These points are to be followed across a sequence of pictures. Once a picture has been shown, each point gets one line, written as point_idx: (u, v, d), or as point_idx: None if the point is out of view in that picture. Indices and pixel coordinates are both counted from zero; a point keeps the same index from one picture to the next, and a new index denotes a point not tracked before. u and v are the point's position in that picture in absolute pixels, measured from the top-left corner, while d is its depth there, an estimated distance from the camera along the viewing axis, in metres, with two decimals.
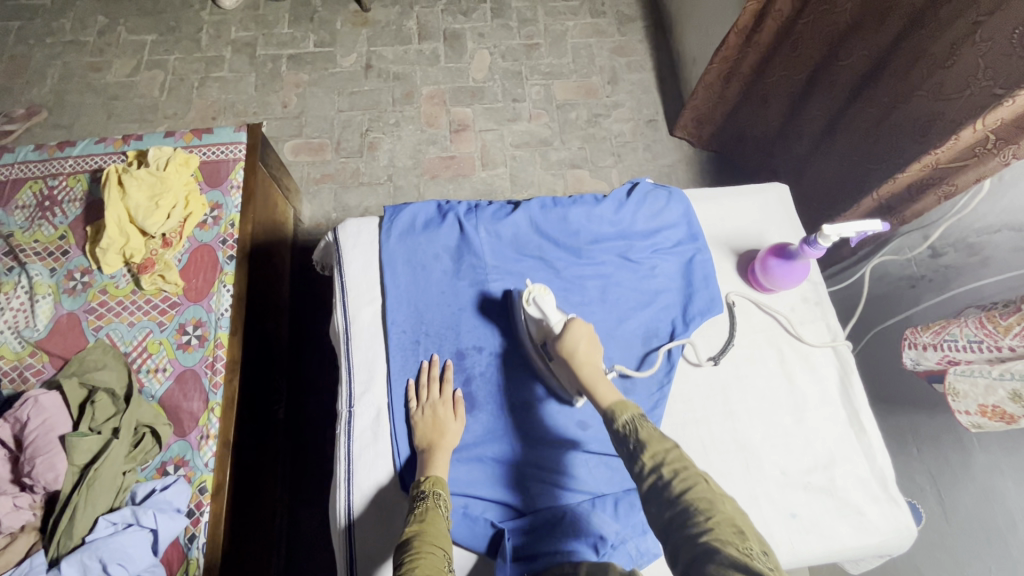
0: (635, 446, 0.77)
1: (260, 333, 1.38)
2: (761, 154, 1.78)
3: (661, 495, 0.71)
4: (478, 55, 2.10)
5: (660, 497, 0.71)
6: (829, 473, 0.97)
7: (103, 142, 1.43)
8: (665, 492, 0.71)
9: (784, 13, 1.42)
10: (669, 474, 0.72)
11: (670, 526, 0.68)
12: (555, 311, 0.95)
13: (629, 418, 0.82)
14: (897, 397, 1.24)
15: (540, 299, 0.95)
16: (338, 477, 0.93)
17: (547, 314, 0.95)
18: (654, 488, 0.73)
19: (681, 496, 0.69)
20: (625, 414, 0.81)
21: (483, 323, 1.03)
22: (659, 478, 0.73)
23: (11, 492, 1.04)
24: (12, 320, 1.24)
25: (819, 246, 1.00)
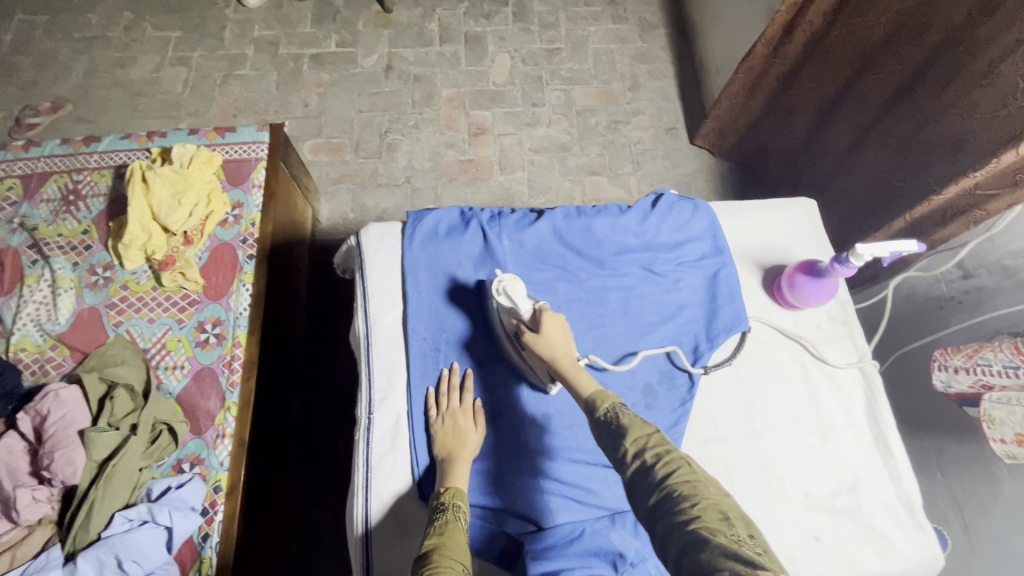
0: (616, 432, 0.75)
1: (277, 334, 1.39)
2: (784, 165, 1.76)
3: (646, 482, 0.69)
4: (499, 58, 2.10)
5: (645, 482, 0.69)
6: (854, 496, 0.95)
7: (128, 138, 1.44)
8: (649, 476, 0.69)
9: (814, 24, 1.40)
10: (652, 459, 0.70)
11: (657, 510, 0.65)
12: (525, 298, 0.95)
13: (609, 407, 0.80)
14: (924, 419, 1.21)
15: (511, 287, 0.95)
16: (356, 484, 0.92)
17: (518, 302, 0.94)
18: (639, 474, 0.70)
19: (666, 481, 0.67)
20: (606, 403, 0.80)
21: (477, 340, 1.02)
22: (643, 464, 0.71)
23: (30, 485, 1.05)
24: (35, 313, 1.25)
25: (851, 265, 0.98)
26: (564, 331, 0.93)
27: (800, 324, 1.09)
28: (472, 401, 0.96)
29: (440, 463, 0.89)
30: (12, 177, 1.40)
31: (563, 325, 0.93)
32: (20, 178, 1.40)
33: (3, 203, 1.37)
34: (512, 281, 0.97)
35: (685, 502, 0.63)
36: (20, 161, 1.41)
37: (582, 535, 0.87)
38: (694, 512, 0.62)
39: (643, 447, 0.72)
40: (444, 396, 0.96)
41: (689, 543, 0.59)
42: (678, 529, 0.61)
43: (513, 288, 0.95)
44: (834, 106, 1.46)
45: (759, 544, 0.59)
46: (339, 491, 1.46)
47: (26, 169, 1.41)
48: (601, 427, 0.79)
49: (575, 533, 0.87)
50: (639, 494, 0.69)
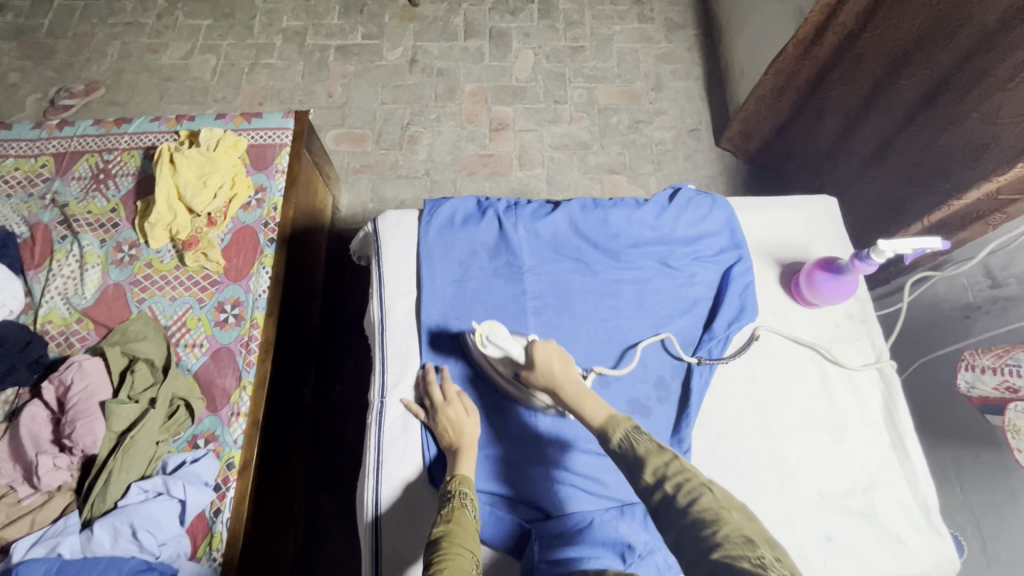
0: (636, 462, 0.73)
1: (294, 316, 1.41)
2: (808, 171, 1.73)
3: (671, 513, 0.67)
4: (523, 55, 2.10)
5: (671, 513, 0.67)
6: (869, 497, 0.93)
7: (158, 121, 1.48)
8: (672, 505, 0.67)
9: (847, 26, 1.38)
10: (672, 489, 0.68)
11: (684, 537, 0.64)
12: (513, 342, 0.92)
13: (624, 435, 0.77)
14: (945, 430, 1.18)
15: (494, 336, 0.92)
16: (367, 466, 0.93)
17: (508, 349, 0.92)
18: (663, 503, 0.68)
19: (689, 508, 0.65)
20: (619, 432, 0.77)
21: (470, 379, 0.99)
22: (664, 495, 0.69)
23: (51, 452, 1.08)
24: (62, 287, 1.28)
25: (871, 262, 0.96)
26: (561, 356, 0.88)
27: (818, 324, 1.07)
28: (451, 385, 0.96)
29: (450, 451, 0.90)
30: (46, 155, 1.44)
31: (553, 347, 0.89)
32: (53, 156, 1.44)
33: (37, 179, 1.41)
34: (492, 327, 0.94)
35: (708, 529, 0.62)
36: (54, 140, 1.46)
37: (589, 525, 0.86)
38: (717, 541, 0.61)
39: (662, 476, 0.70)
40: (433, 382, 0.96)
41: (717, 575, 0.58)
42: (704, 559, 0.60)
43: (498, 335, 0.92)
44: (862, 111, 1.44)
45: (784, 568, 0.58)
46: (349, 476, 1.48)
47: (59, 147, 1.45)
48: (618, 457, 0.76)
49: (582, 524, 0.86)
50: (663, 525, 0.67)
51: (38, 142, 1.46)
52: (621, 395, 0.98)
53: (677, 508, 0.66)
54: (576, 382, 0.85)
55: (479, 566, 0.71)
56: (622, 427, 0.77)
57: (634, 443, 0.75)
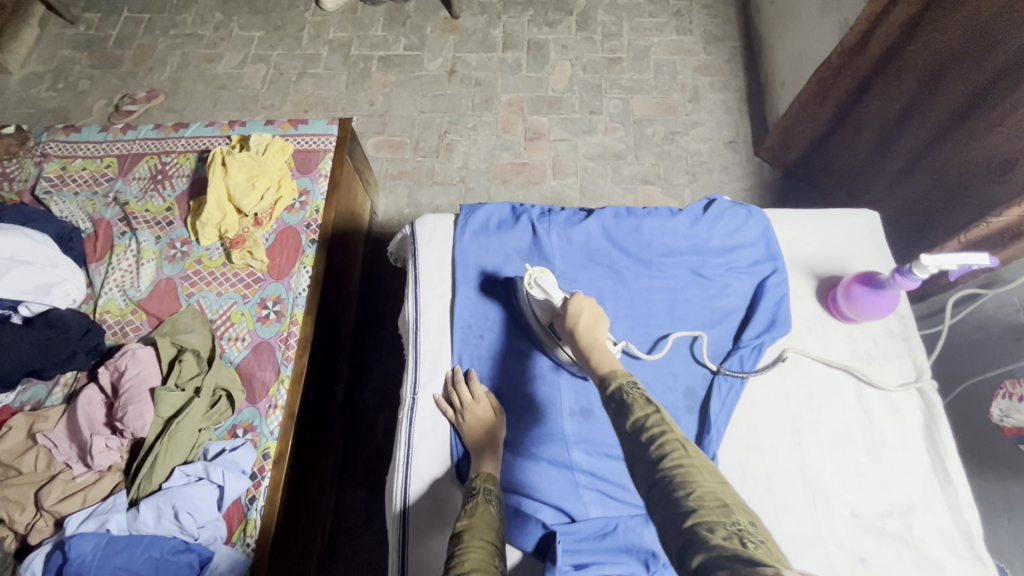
0: (619, 413, 0.70)
1: (331, 315, 1.46)
2: (846, 186, 1.70)
3: (646, 467, 0.65)
4: (560, 66, 2.13)
5: (645, 467, 0.65)
6: (907, 520, 0.90)
7: (212, 126, 1.56)
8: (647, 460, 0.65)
9: (890, 36, 1.34)
10: (649, 442, 0.66)
11: (656, 493, 0.62)
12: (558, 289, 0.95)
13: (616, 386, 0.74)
14: (994, 463, 1.11)
15: (543, 279, 0.96)
16: (397, 461, 0.96)
17: (550, 294, 0.95)
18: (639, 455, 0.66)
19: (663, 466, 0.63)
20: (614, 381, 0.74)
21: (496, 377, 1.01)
22: (641, 447, 0.67)
23: (104, 434, 1.14)
24: (120, 280, 1.37)
25: (914, 276, 0.93)
26: (596, 313, 0.89)
27: (856, 340, 1.05)
28: (480, 387, 0.97)
29: (476, 449, 0.90)
30: (111, 156, 1.54)
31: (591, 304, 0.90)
32: (116, 157, 1.54)
33: (101, 179, 1.52)
34: (543, 273, 0.98)
35: (681, 490, 0.61)
36: (118, 142, 1.56)
37: (613, 530, 0.87)
38: (691, 505, 0.59)
39: (642, 429, 0.67)
40: (461, 383, 0.98)
41: (686, 542, 0.57)
42: (676, 523, 0.59)
43: (545, 279, 0.96)
44: (898, 126, 1.41)
45: (758, 536, 0.56)
46: (375, 474, 1.51)
47: (123, 149, 1.55)
48: (608, 404, 0.74)
49: (606, 529, 0.87)
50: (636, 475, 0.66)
51: (103, 144, 1.56)
52: None
53: (651, 462, 0.64)
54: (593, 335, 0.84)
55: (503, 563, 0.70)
56: (618, 379, 0.75)
57: (624, 395, 0.72)
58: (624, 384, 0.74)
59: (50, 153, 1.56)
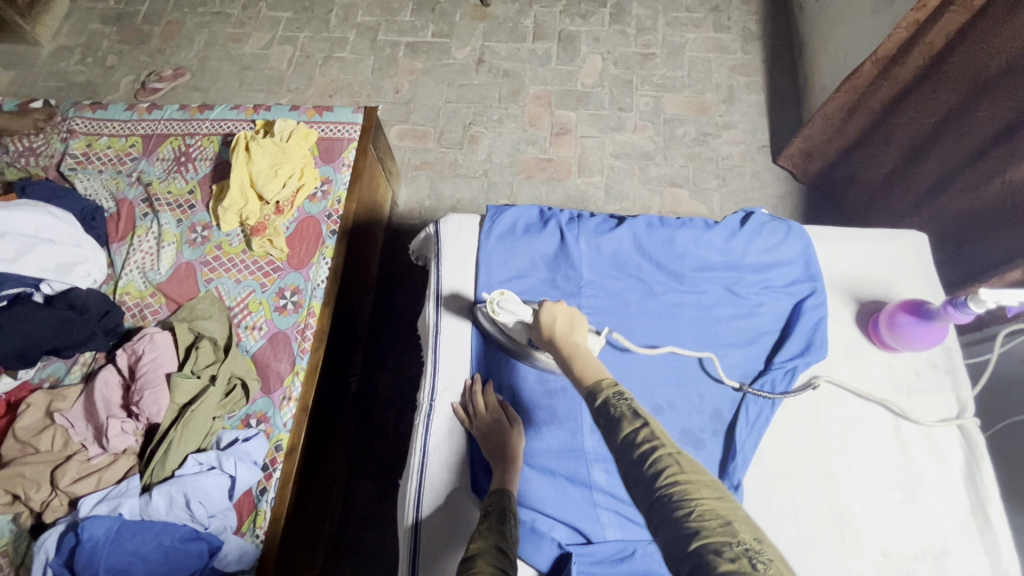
0: (611, 425, 0.67)
1: (348, 307, 1.44)
2: (862, 206, 1.67)
3: (642, 485, 0.62)
4: (591, 59, 2.07)
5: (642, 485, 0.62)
6: (940, 564, 0.86)
7: (236, 109, 1.54)
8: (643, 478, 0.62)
9: (935, 45, 1.27)
10: (640, 458, 0.63)
11: (656, 509, 0.60)
12: (522, 307, 0.91)
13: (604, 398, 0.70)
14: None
15: (505, 302, 0.92)
16: (411, 468, 0.94)
17: (518, 314, 0.91)
18: (635, 474, 0.63)
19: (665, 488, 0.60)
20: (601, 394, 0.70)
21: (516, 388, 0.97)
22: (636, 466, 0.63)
23: (119, 417, 1.15)
24: (141, 261, 1.36)
25: (968, 310, 0.88)
26: (569, 316, 0.85)
27: (896, 370, 1.00)
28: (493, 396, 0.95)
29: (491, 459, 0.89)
30: (135, 136, 1.54)
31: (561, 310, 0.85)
32: (141, 137, 1.53)
33: (126, 158, 1.51)
34: (503, 296, 0.94)
35: (682, 511, 0.58)
36: (144, 122, 1.55)
37: (631, 555, 0.84)
38: (694, 526, 0.57)
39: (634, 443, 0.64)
40: (478, 392, 0.96)
41: (695, 567, 0.55)
42: (680, 549, 0.57)
43: (508, 301, 0.92)
44: (933, 139, 1.36)
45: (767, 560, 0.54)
46: (386, 469, 1.51)
47: (148, 129, 1.54)
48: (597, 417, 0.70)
49: (624, 554, 0.84)
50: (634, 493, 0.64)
51: (129, 123, 1.56)
52: (673, 423, 0.94)
53: (647, 481, 0.62)
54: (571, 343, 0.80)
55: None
56: (602, 390, 0.71)
57: (612, 409, 0.68)
58: (611, 396, 0.70)
59: (76, 129, 1.56)
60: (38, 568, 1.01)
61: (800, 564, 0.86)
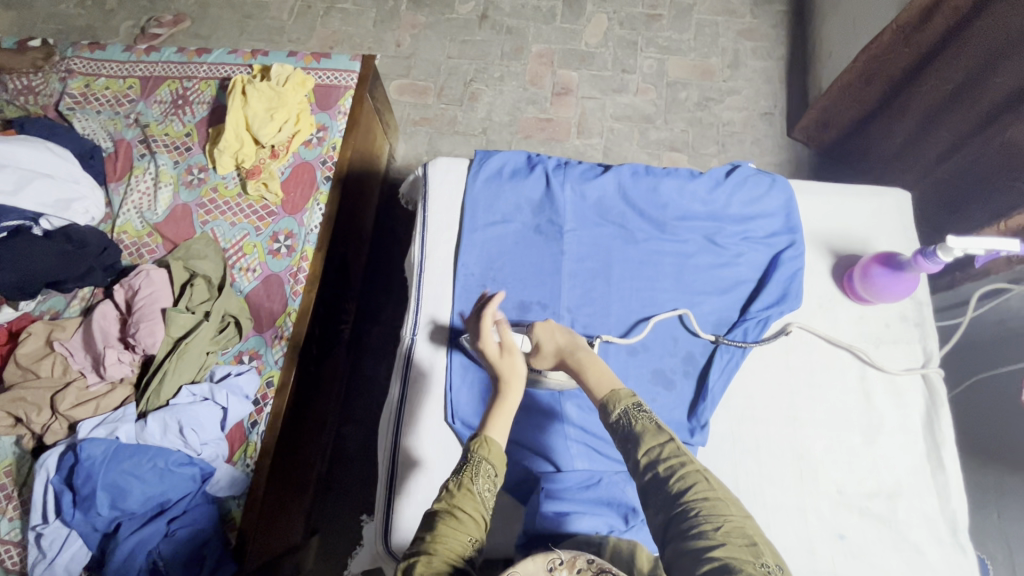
0: (632, 439, 0.70)
1: (341, 255, 1.47)
2: (882, 171, 1.64)
3: (662, 495, 0.65)
4: (596, 19, 2.04)
5: (662, 495, 0.65)
6: (892, 503, 0.90)
7: (234, 54, 1.54)
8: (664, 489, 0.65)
9: (958, 10, 1.21)
10: (665, 472, 0.66)
11: (673, 521, 0.63)
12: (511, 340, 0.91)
13: (621, 412, 0.73)
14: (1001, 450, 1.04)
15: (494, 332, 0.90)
16: (392, 395, 0.99)
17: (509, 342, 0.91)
18: (656, 487, 0.66)
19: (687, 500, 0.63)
20: (619, 407, 0.73)
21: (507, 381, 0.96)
22: (656, 476, 0.67)
23: (116, 348, 1.18)
24: (138, 202, 1.38)
25: (937, 259, 0.90)
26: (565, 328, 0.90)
27: (867, 322, 1.02)
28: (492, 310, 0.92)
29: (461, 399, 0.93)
30: (133, 77, 1.54)
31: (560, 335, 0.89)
32: (139, 79, 1.53)
33: (123, 99, 1.51)
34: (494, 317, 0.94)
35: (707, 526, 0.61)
36: (142, 64, 1.55)
37: (597, 482, 0.88)
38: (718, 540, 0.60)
39: (654, 456, 0.68)
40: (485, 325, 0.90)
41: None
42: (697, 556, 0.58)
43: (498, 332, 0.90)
44: (946, 106, 1.33)
45: None
46: (375, 414, 1.56)
47: (145, 71, 1.54)
48: (614, 432, 0.73)
49: (591, 481, 0.88)
50: (653, 508, 0.66)
51: (127, 65, 1.55)
52: (646, 365, 0.97)
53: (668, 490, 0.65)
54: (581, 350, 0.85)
55: (477, 550, 0.66)
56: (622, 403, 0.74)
57: (633, 422, 0.72)
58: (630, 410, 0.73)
59: (74, 69, 1.56)
60: (40, 485, 1.06)
61: (757, 497, 0.90)
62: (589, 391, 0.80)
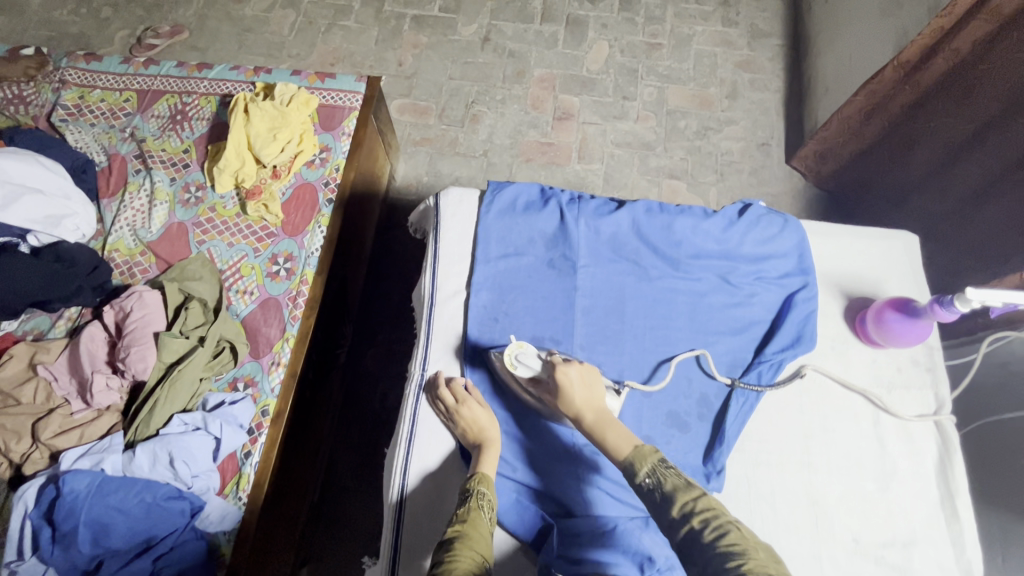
0: (663, 498, 0.74)
1: (340, 279, 1.44)
2: (890, 203, 1.65)
3: (697, 546, 0.68)
4: (597, 45, 2.06)
5: (699, 552, 0.67)
6: (908, 552, 0.89)
7: (236, 70, 1.52)
8: (699, 539, 0.68)
9: (960, 52, 1.29)
10: (700, 524, 0.69)
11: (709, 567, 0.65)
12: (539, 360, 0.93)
13: (649, 470, 0.77)
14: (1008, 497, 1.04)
15: (522, 355, 0.93)
16: (400, 435, 0.96)
17: (535, 368, 0.93)
18: (689, 539, 0.69)
19: (716, 543, 0.67)
20: (646, 466, 0.77)
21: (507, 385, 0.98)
22: (692, 529, 0.70)
23: (104, 373, 1.13)
24: (131, 219, 1.34)
25: (953, 309, 0.90)
26: (582, 374, 0.89)
27: (879, 366, 1.03)
28: (460, 380, 0.96)
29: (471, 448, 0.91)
30: (130, 91, 1.50)
31: (574, 372, 0.88)
32: (136, 92, 1.50)
33: (119, 112, 1.47)
34: (521, 347, 0.94)
35: (731, 561, 0.64)
36: (140, 77, 1.51)
37: (612, 529, 0.85)
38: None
39: (689, 511, 0.71)
40: (445, 387, 0.96)
41: None
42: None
43: (525, 354, 0.93)
44: (968, 146, 1.36)
45: None
46: (369, 440, 1.51)
47: (143, 84, 1.50)
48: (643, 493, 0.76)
49: (604, 528, 0.86)
50: (689, 559, 0.69)
51: (124, 77, 1.52)
52: (661, 406, 0.96)
53: (704, 543, 0.67)
54: (597, 410, 0.86)
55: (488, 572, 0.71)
56: (649, 460, 0.78)
57: (662, 478, 0.76)
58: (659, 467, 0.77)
59: (68, 79, 1.51)
60: (17, 519, 1.00)
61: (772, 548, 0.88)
62: (609, 451, 0.83)
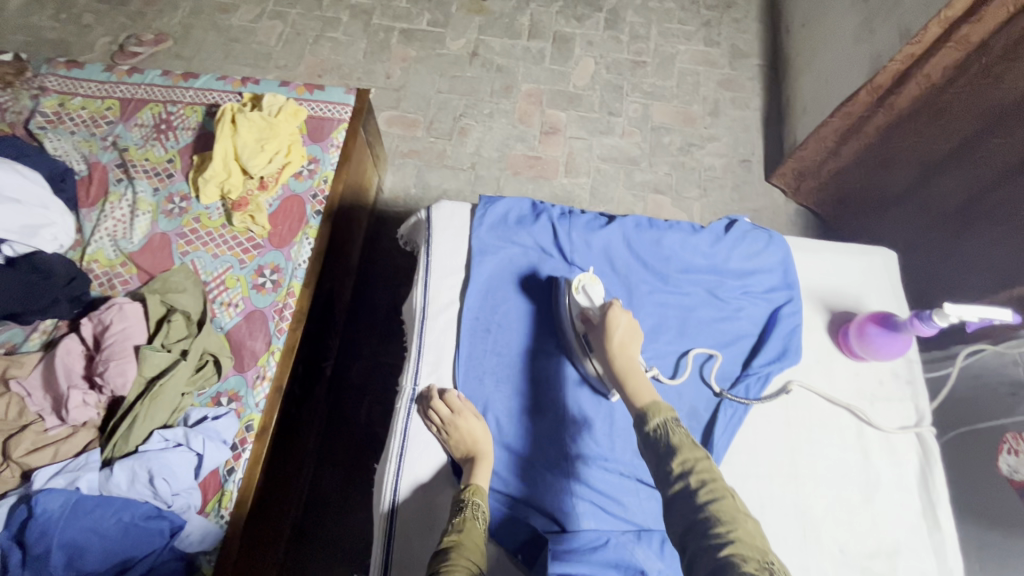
0: (665, 450, 0.74)
1: (327, 292, 1.42)
2: (868, 220, 1.70)
3: (687, 505, 0.68)
4: (583, 62, 2.10)
5: (688, 505, 0.68)
6: (892, 562, 0.91)
7: (223, 80, 1.50)
8: (691, 497, 0.68)
9: (932, 78, 1.36)
10: (696, 483, 0.69)
11: (693, 530, 0.65)
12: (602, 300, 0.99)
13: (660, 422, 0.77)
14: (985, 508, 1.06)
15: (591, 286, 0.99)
16: (391, 451, 0.94)
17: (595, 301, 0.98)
18: (682, 494, 0.69)
19: (706, 506, 0.66)
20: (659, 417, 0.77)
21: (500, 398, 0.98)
22: (685, 486, 0.69)
23: (81, 388, 1.10)
24: (112, 229, 1.31)
25: (932, 324, 0.93)
26: (629, 328, 0.92)
27: (862, 379, 1.05)
28: (454, 392, 0.96)
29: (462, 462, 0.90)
30: (112, 99, 1.48)
31: (625, 321, 0.93)
32: (119, 100, 1.47)
33: (101, 121, 1.45)
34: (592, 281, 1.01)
35: (721, 526, 0.64)
36: (123, 85, 1.49)
37: (605, 544, 0.86)
38: (728, 537, 0.62)
39: (688, 468, 0.71)
40: (437, 400, 0.95)
41: (720, 567, 0.60)
42: (709, 556, 0.61)
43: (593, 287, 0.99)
44: (944, 165, 1.40)
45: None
46: (353, 456, 1.49)
47: (126, 93, 1.48)
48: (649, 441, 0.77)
49: (598, 542, 0.86)
50: (674, 516, 0.69)
51: (106, 85, 1.49)
52: None
53: (695, 502, 0.67)
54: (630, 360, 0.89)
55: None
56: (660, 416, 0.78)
57: (671, 435, 0.75)
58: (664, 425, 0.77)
59: (48, 86, 1.48)
60: None
61: None
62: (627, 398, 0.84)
